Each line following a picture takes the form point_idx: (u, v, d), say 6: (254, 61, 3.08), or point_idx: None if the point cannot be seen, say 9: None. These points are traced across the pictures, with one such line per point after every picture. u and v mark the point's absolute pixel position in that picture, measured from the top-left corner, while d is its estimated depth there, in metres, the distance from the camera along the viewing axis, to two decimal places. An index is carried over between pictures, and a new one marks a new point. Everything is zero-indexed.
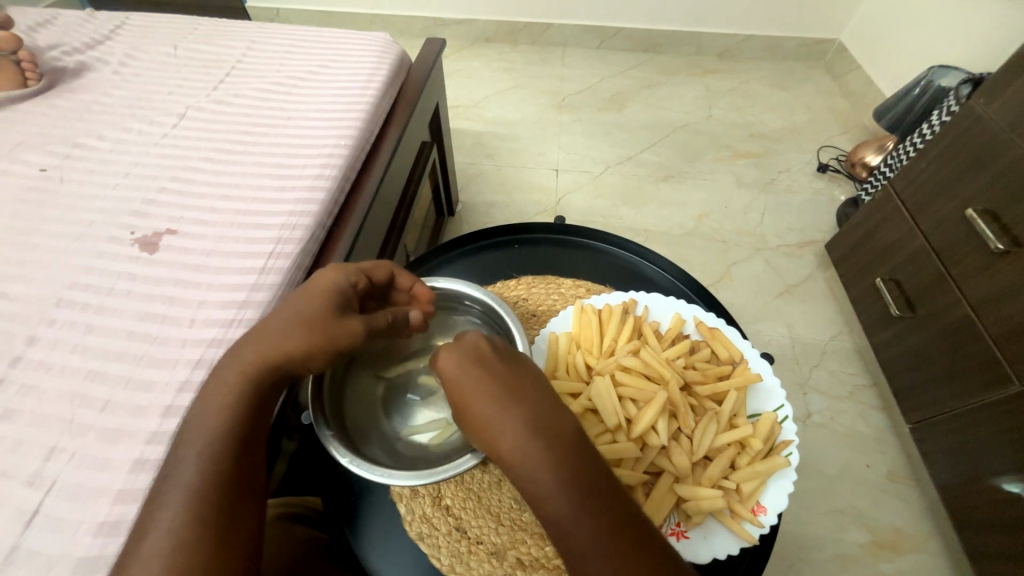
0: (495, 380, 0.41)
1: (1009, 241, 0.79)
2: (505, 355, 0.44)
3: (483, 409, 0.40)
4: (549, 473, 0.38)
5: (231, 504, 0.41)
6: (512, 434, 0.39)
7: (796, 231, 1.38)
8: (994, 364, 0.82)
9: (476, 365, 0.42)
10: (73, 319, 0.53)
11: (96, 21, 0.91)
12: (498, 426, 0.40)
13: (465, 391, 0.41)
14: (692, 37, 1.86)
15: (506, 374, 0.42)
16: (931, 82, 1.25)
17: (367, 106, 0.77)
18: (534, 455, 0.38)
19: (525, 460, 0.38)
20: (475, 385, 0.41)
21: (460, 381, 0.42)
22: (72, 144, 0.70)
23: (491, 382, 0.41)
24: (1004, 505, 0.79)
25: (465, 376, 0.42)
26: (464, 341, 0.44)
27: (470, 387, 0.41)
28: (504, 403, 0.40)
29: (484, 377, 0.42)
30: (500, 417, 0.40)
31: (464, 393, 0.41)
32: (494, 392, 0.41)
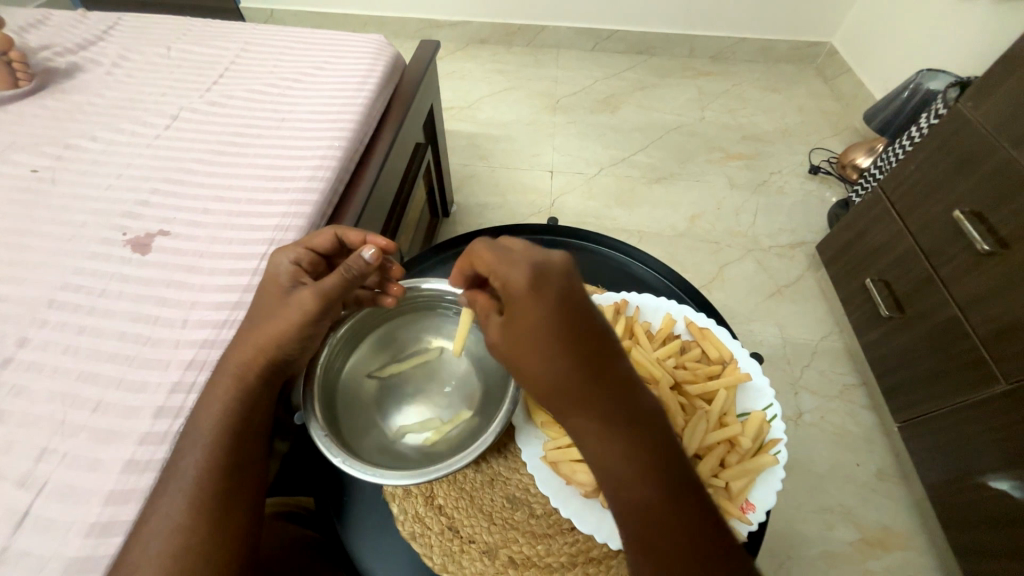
0: (568, 324, 0.39)
1: (995, 243, 0.81)
2: (579, 296, 0.40)
3: (549, 350, 0.39)
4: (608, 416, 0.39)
5: (230, 496, 0.43)
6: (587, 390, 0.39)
7: (788, 232, 1.39)
8: (980, 363, 0.83)
9: (557, 315, 0.39)
10: (64, 321, 0.53)
11: (88, 22, 0.90)
12: (557, 366, 0.39)
13: (525, 334, 0.39)
14: (685, 40, 1.87)
15: (576, 313, 0.40)
16: (919, 85, 1.27)
17: (361, 108, 0.78)
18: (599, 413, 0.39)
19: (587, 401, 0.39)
20: (546, 323, 0.39)
21: (527, 321, 0.39)
22: (63, 145, 0.70)
23: (565, 324, 0.39)
24: (991, 502, 0.80)
25: (535, 314, 0.39)
26: (535, 273, 0.40)
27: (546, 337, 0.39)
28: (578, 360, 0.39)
29: (558, 317, 0.39)
30: (567, 361, 0.39)
31: (532, 335, 0.39)
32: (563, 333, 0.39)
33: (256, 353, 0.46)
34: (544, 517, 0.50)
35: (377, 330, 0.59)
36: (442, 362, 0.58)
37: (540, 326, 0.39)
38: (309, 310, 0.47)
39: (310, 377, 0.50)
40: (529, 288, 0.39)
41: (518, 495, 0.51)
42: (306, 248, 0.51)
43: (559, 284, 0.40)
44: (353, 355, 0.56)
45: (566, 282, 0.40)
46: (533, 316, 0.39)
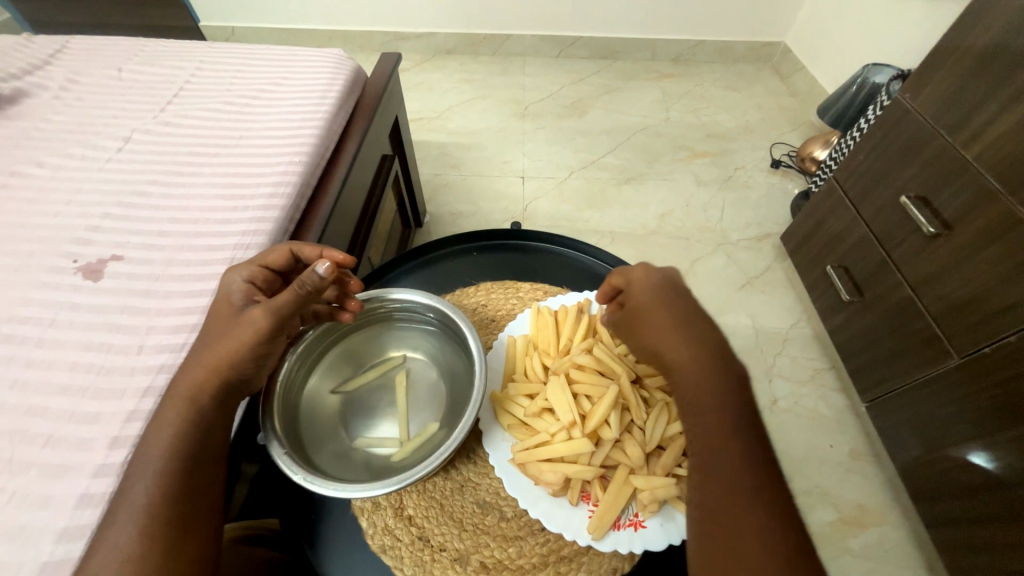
0: (689, 321, 0.48)
1: (940, 225, 0.85)
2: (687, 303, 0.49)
3: (668, 332, 0.47)
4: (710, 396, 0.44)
5: (187, 521, 0.42)
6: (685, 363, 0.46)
7: (754, 225, 1.44)
8: (935, 340, 0.87)
9: (663, 302, 0.49)
10: (11, 354, 0.51)
11: (34, 46, 0.88)
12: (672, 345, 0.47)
13: (648, 319, 0.49)
14: (647, 44, 1.93)
15: (697, 314, 0.49)
16: (866, 79, 1.33)
17: (321, 122, 0.77)
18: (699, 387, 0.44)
19: (695, 379, 0.45)
20: (666, 312, 0.48)
21: (654, 310, 0.49)
22: (8, 173, 0.67)
23: (687, 320, 0.48)
24: (956, 473, 0.83)
25: (658, 304, 0.49)
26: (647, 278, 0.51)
27: (656, 319, 0.48)
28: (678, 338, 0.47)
29: (680, 309, 0.49)
30: (683, 342, 0.46)
31: (653, 321, 0.48)
32: (683, 322, 0.48)
33: (210, 374, 0.46)
34: (514, 520, 0.50)
35: (340, 346, 0.58)
36: (405, 376, 0.58)
37: (654, 317, 0.49)
38: (261, 328, 0.46)
39: (269, 395, 0.49)
40: (650, 289, 0.51)
41: (488, 499, 0.52)
42: (261, 266, 0.51)
43: (681, 293, 0.50)
44: (314, 373, 0.56)
45: (674, 293, 0.50)
46: (655, 310, 0.49)
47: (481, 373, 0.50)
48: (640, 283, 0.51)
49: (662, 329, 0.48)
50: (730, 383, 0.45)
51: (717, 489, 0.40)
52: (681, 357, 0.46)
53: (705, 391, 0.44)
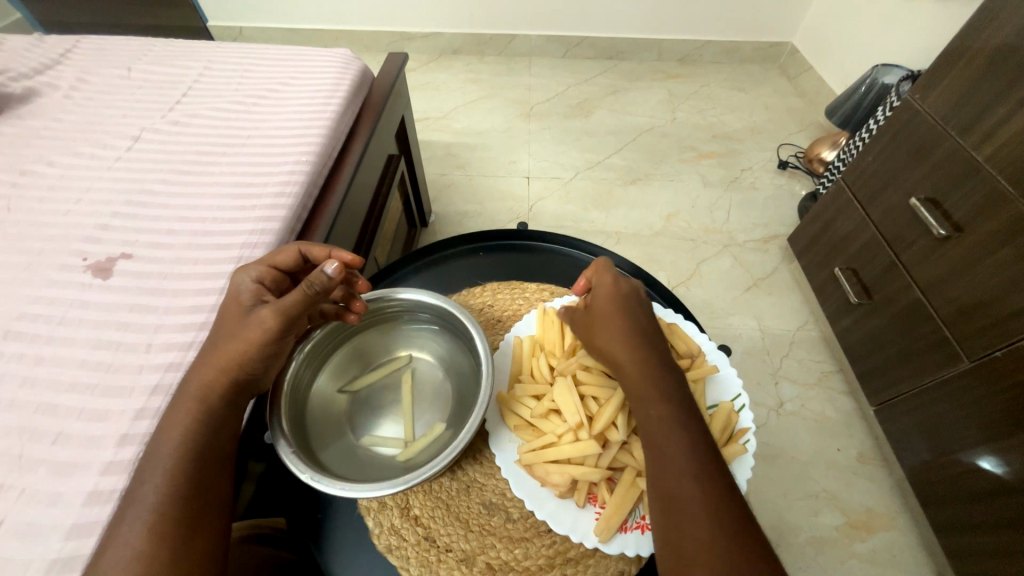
0: (641, 323, 0.49)
1: (951, 227, 0.84)
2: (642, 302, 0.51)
3: (622, 336, 0.48)
4: (659, 394, 0.45)
5: (195, 519, 0.42)
6: (641, 358, 0.47)
7: (761, 227, 1.43)
8: (944, 344, 0.86)
9: (624, 301, 0.50)
10: (20, 352, 0.51)
11: (46, 45, 0.89)
12: (623, 347, 0.47)
13: (602, 322, 0.49)
14: (653, 45, 1.92)
15: (649, 318, 0.50)
16: (875, 80, 1.32)
17: (328, 122, 0.78)
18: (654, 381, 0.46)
19: (645, 379, 0.46)
20: (618, 314, 0.49)
21: (609, 313, 0.49)
22: (19, 171, 0.68)
23: (639, 322, 0.49)
24: (964, 478, 0.82)
25: (612, 308, 0.49)
26: (611, 277, 0.51)
27: (615, 316, 0.49)
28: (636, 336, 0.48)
29: (632, 311, 0.49)
30: (633, 346, 0.47)
31: (606, 326, 0.49)
32: (636, 324, 0.49)
33: (220, 373, 0.46)
34: (521, 521, 0.50)
35: (346, 346, 0.58)
36: (410, 375, 0.58)
37: (616, 315, 0.49)
38: (269, 327, 0.46)
39: (277, 394, 0.49)
40: (609, 289, 0.51)
41: (494, 500, 0.51)
42: (269, 266, 0.52)
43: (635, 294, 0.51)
44: (320, 372, 0.56)
45: (632, 293, 0.51)
46: (609, 314, 0.49)
47: (488, 374, 0.50)
48: (603, 283, 0.51)
49: (614, 331, 0.48)
50: (676, 377, 0.47)
51: (669, 484, 0.41)
52: (631, 359, 0.47)
53: (654, 388, 0.45)
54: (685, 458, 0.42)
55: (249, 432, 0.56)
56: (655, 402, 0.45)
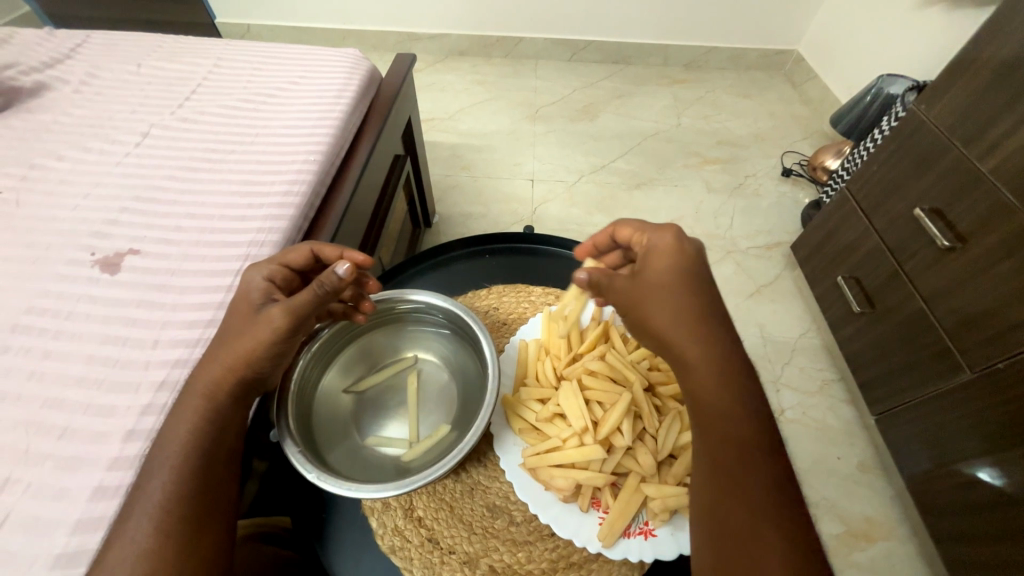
0: (702, 304, 0.45)
1: (954, 238, 0.84)
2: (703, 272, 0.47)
3: (683, 320, 0.45)
4: (721, 388, 0.43)
5: (199, 520, 0.42)
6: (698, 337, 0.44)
7: (764, 234, 1.43)
8: (947, 354, 0.86)
9: (683, 273, 0.46)
10: (28, 345, 0.51)
11: (56, 40, 0.89)
12: (682, 333, 0.45)
13: (665, 302, 0.46)
14: (659, 50, 1.93)
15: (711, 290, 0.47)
16: (880, 89, 1.33)
17: (336, 121, 0.78)
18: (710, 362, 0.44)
19: (706, 372, 0.44)
20: (680, 295, 0.45)
21: (669, 291, 0.46)
22: (29, 165, 0.68)
23: (701, 304, 0.45)
24: (964, 489, 0.83)
25: (671, 287, 0.46)
26: (671, 244, 0.47)
27: (674, 290, 0.46)
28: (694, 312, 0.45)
29: (695, 291, 0.46)
30: (695, 332, 0.44)
31: (666, 305, 0.45)
32: (695, 306, 0.45)
33: (226, 372, 0.46)
34: (524, 524, 0.50)
35: (354, 345, 0.59)
36: (416, 376, 0.58)
37: (673, 290, 0.46)
38: (278, 326, 0.46)
39: (285, 394, 0.50)
40: (670, 258, 0.47)
41: (498, 503, 0.52)
42: (281, 265, 0.52)
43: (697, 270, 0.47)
44: (328, 371, 0.56)
45: (693, 264, 0.47)
46: (671, 294, 0.46)
47: (494, 376, 0.50)
48: (662, 247, 0.48)
49: (676, 313, 0.45)
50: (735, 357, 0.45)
51: (724, 463, 0.41)
52: (691, 345, 0.44)
53: (715, 382, 0.43)
54: (747, 456, 0.41)
55: (255, 430, 0.56)
56: (714, 396, 0.43)
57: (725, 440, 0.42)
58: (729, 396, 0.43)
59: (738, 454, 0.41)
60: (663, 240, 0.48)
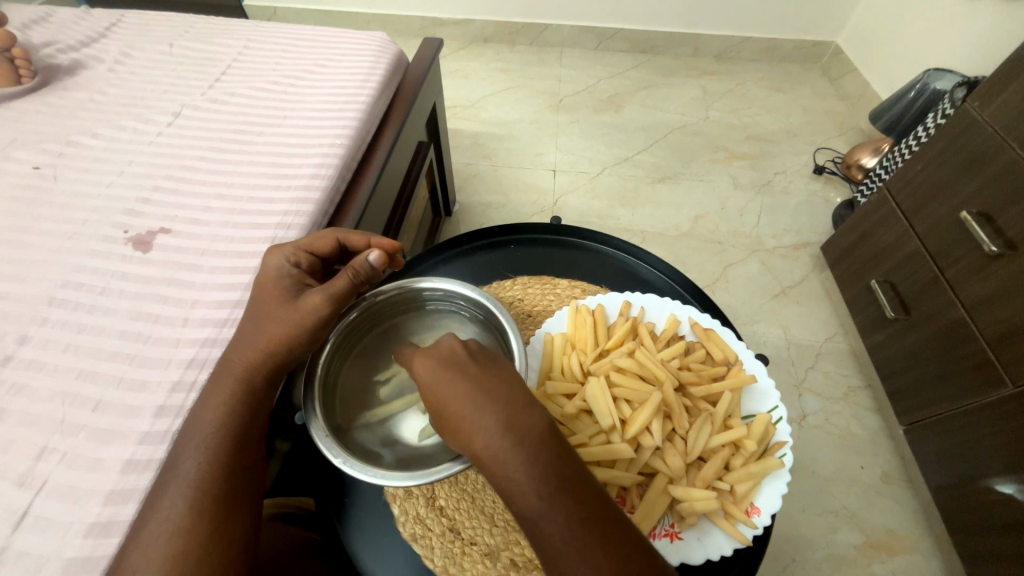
0: (495, 399, 0.38)
1: (1003, 244, 0.79)
2: (475, 368, 0.40)
3: (461, 406, 0.38)
4: (521, 476, 0.36)
5: (229, 498, 0.45)
6: (492, 442, 0.37)
7: (792, 233, 1.38)
8: (987, 366, 0.82)
9: (459, 383, 0.39)
10: (65, 319, 0.52)
11: (92, 19, 0.90)
12: (477, 425, 0.38)
13: (442, 394, 0.39)
14: (689, 40, 1.86)
15: (486, 393, 0.39)
16: (926, 84, 1.26)
17: (363, 106, 0.77)
18: (514, 478, 0.37)
19: (499, 462, 0.37)
20: (459, 399, 0.39)
21: (443, 376, 0.40)
22: (65, 142, 0.69)
23: (479, 375, 0.40)
24: (996, 506, 0.79)
25: (453, 393, 0.39)
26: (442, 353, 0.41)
27: (448, 398, 0.39)
28: (483, 415, 0.38)
29: (471, 400, 0.38)
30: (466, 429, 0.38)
31: (440, 396, 0.39)
32: (480, 384, 0.39)
33: (258, 360, 0.48)
34: None
35: (373, 334, 0.59)
36: None
37: (456, 401, 0.39)
38: (320, 307, 0.48)
39: (311, 378, 0.50)
40: (434, 368, 0.40)
41: None
42: (303, 249, 0.53)
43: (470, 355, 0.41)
44: (346, 362, 0.56)
45: (467, 367, 0.40)
46: (433, 394, 0.40)
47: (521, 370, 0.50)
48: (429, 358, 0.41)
49: (462, 419, 0.38)
50: (536, 465, 0.37)
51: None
52: (490, 458, 0.37)
53: (515, 471, 0.36)
54: (565, 536, 0.36)
55: (277, 410, 0.58)
56: (519, 480, 0.36)
57: (544, 532, 0.36)
58: (553, 503, 0.36)
59: (558, 537, 0.36)
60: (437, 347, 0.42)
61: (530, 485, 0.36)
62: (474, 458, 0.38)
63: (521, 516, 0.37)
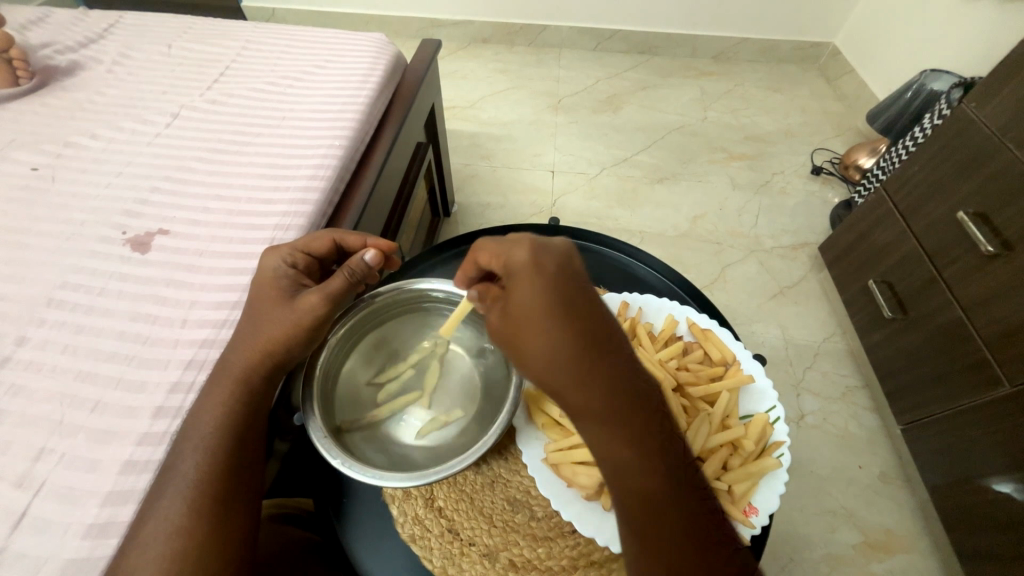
0: (596, 319, 0.37)
1: (1000, 244, 0.80)
2: (579, 285, 0.38)
3: (567, 318, 0.36)
4: (612, 393, 0.36)
5: (227, 499, 0.45)
6: (591, 357, 0.36)
7: (790, 233, 1.39)
8: (984, 366, 0.82)
9: (566, 295, 0.37)
10: (63, 320, 0.52)
11: (90, 19, 0.90)
12: (580, 337, 0.36)
13: (548, 302, 0.36)
14: (687, 41, 1.87)
15: (590, 310, 0.37)
16: (923, 85, 1.27)
17: (362, 107, 0.77)
18: (605, 394, 0.36)
19: (595, 377, 0.36)
20: (565, 310, 0.36)
21: (551, 287, 0.37)
22: (63, 143, 0.69)
23: (583, 292, 0.38)
24: (993, 505, 0.80)
25: (561, 303, 0.37)
26: (548, 265, 0.38)
27: (555, 308, 0.36)
28: (585, 332, 0.36)
29: (578, 313, 0.37)
30: (566, 336, 0.36)
31: (544, 302, 0.37)
32: (582, 301, 0.38)
33: (258, 359, 0.48)
34: (544, 520, 0.51)
35: (373, 334, 0.59)
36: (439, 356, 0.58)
37: (563, 311, 0.36)
38: (316, 308, 0.48)
39: (310, 379, 0.50)
40: (540, 276, 0.37)
41: (519, 497, 0.53)
42: (300, 249, 0.53)
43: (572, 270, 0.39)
44: (347, 362, 0.56)
45: (572, 281, 0.38)
46: (536, 293, 0.37)
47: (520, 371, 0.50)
48: (533, 266, 0.38)
49: (563, 332, 0.36)
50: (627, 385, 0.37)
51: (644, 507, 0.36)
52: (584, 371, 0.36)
53: (609, 387, 0.36)
54: (639, 454, 0.37)
55: (275, 410, 0.58)
56: (608, 397, 0.36)
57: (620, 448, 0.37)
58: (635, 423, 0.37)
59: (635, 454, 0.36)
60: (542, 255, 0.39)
61: (621, 403, 0.36)
62: (568, 369, 0.36)
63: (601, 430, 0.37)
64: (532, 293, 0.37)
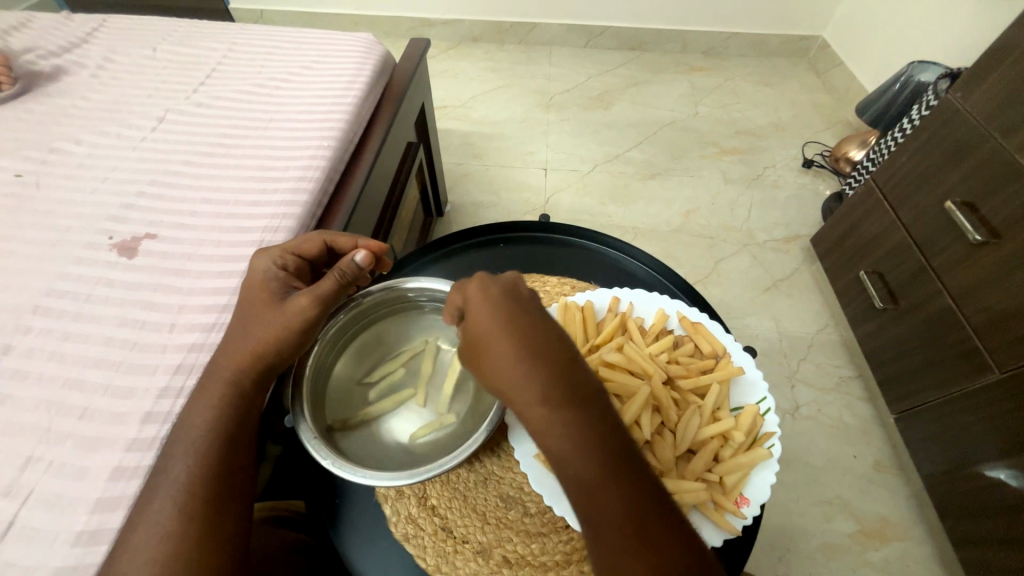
0: (541, 339, 0.40)
1: (987, 232, 0.81)
2: (525, 307, 0.41)
3: (508, 339, 0.39)
4: (564, 412, 0.37)
5: (220, 500, 0.44)
6: (536, 376, 0.38)
7: (782, 226, 1.39)
8: (974, 354, 0.83)
9: (508, 317, 0.40)
10: (50, 327, 0.52)
11: (74, 24, 0.89)
12: (524, 357, 0.39)
13: (487, 327, 0.40)
14: (677, 36, 1.87)
15: (534, 332, 0.40)
16: (910, 77, 1.27)
17: (350, 107, 0.77)
18: (555, 413, 0.37)
19: (542, 394, 0.38)
20: (508, 331, 0.39)
21: (493, 311, 0.40)
22: (48, 149, 0.69)
23: (528, 315, 0.41)
24: (986, 491, 0.80)
25: (501, 324, 0.40)
26: (490, 292, 0.42)
27: (498, 330, 0.39)
28: (529, 353, 0.39)
29: (520, 334, 0.39)
30: (514, 352, 0.39)
31: (486, 325, 0.40)
32: (527, 323, 0.40)
33: (249, 360, 0.48)
34: (538, 516, 0.52)
35: (362, 337, 0.59)
36: (432, 354, 0.57)
37: (503, 334, 0.39)
38: (307, 310, 0.48)
39: (299, 379, 0.50)
40: (484, 303, 0.41)
41: (512, 494, 0.53)
42: (290, 251, 0.52)
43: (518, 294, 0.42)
44: (336, 366, 0.56)
45: (516, 306, 0.41)
46: (489, 315, 0.40)
47: None
48: (477, 294, 0.42)
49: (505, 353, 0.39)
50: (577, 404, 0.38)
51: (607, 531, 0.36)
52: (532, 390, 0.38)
53: (558, 404, 0.37)
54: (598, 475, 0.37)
55: (268, 412, 0.58)
56: (559, 415, 0.37)
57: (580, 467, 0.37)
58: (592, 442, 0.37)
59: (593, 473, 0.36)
60: (489, 284, 0.42)
61: (571, 420, 0.37)
62: (515, 389, 0.38)
63: (557, 452, 0.37)
64: (478, 319, 0.41)
